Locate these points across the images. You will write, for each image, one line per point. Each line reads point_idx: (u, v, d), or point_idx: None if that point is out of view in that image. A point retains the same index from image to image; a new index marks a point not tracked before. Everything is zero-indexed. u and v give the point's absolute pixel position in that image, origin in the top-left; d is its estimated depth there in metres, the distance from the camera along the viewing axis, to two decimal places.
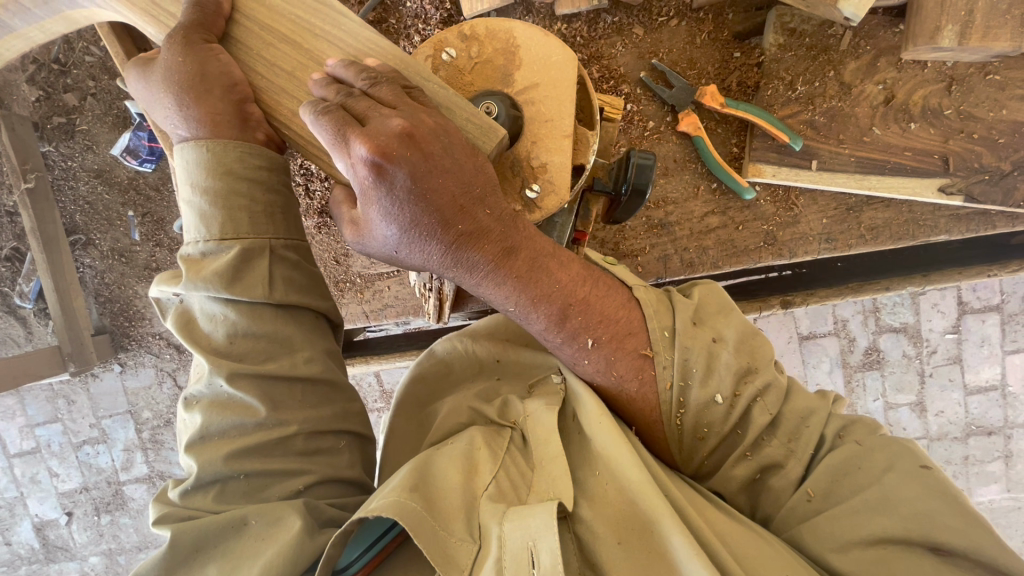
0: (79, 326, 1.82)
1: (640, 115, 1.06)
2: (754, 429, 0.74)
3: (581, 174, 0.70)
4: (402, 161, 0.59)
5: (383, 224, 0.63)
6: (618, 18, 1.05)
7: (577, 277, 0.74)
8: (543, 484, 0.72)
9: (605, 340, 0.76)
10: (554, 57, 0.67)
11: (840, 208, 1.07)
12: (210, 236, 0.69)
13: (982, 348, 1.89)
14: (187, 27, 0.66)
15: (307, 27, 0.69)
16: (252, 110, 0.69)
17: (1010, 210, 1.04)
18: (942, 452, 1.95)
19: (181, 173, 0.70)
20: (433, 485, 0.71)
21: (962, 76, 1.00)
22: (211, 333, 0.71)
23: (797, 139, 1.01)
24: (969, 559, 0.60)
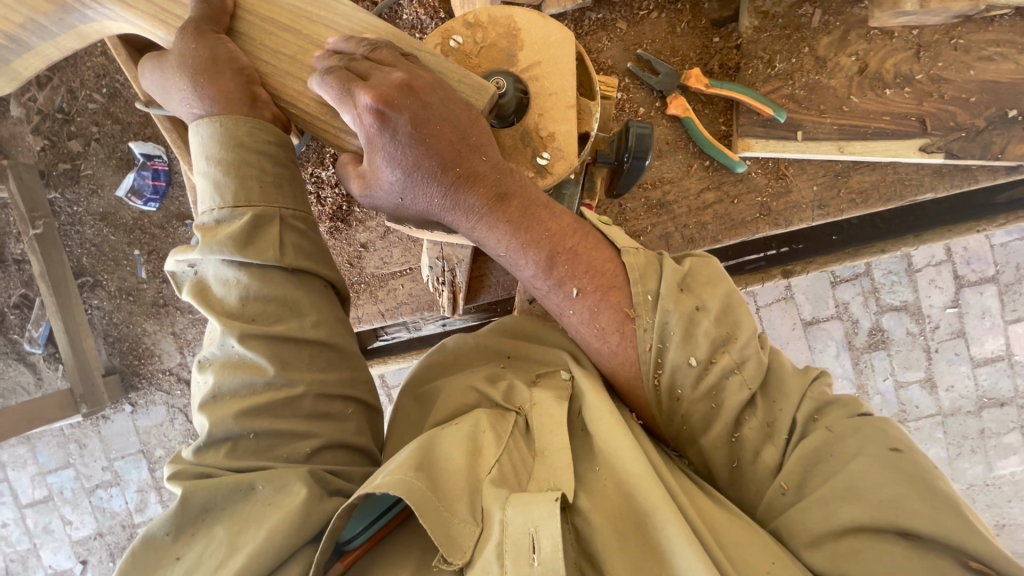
0: (89, 367, 1.84)
1: (630, 102, 1.12)
2: (734, 393, 0.73)
3: (586, 142, 0.75)
4: (403, 108, 0.65)
5: (388, 170, 0.69)
6: (601, 15, 1.12)
7: (566, 227, 0.76)
8: (542, 474, 0.74)
9: (590, 290, 0.77)
10: (553, 35, 0.72)
11: (828, 175, 1.12)
12: (225, 204, 0.73)
13: (983, 320, 1.95)
14: (197, 20, 0.71)
15: (304, 14, 0.74)
16: (261, 91, 0.74)
17: (990, 163, 1.09)
18: (958, 427, 1.98)
19: (197, 150, 0.74)
20: (437, 465, 0.73)
21: (928, 42, 1.07)
22: (224, 296, 0.74)
23: (780, 111, 1.07)
24: (943, 545, 0.58)
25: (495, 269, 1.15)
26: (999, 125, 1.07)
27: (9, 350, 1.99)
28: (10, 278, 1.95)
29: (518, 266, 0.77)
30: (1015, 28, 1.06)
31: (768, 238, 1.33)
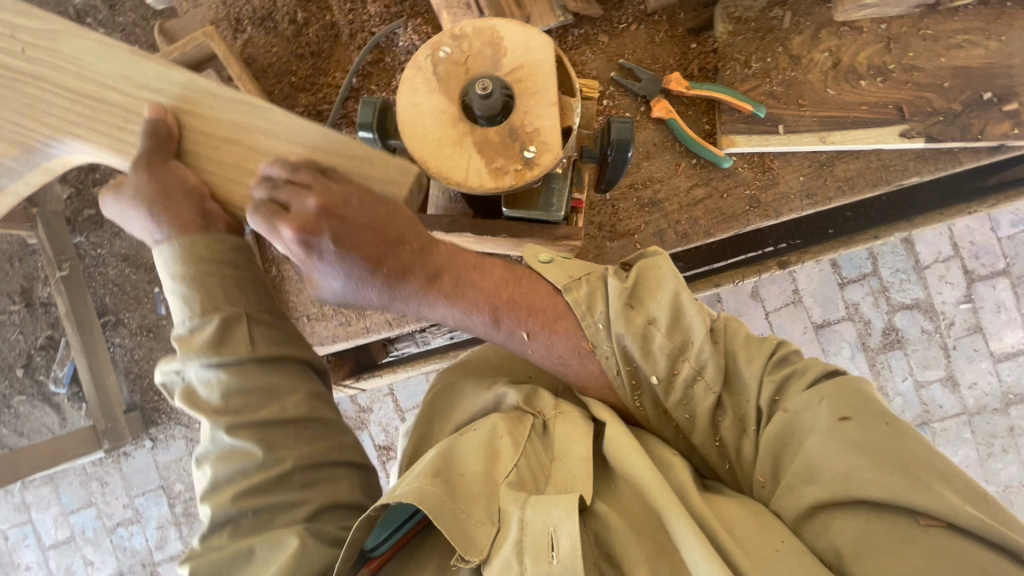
0: (112, 403, 1.92)
1: (617, 109, 1.18)
2: (700, 401, 0.76)
3: (570, 137, 0.77)
4: (324, 234, 0.72)
5: (329, 281, 0.78)
6: (584, 31, 1.19)
7: (498, 284, 0.80)
8: (562, 477, 0.75)
9: (539, 329, 0.79)
10: (535, 41, 0.75)
11: (813, 166, 1.16)
12: (193, 312, 0.81)
13: (999, 314, 2.10)
14: (145, 155, 0.76)
15: (242, 125, 0.78)
16: (212, 209, 0.80)
17: (971, 144, 1.12)
18: (988, 425, 2.10)
19: (164, 270, 0.82)
20: (456, 468, 0.76)
21: (897, 35, 1.13)
22: (209, 397, 0.82)
23: (760, 107, 1.12)
24: (896, 505, 0.61)
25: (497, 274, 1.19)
26: (976, 108, 1.11)
27: (35, 391, 2.05)
28: (37, 321, 2.01)
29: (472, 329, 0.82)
30: (979, 17, 1.12)
31: (765, 236, 1.37)
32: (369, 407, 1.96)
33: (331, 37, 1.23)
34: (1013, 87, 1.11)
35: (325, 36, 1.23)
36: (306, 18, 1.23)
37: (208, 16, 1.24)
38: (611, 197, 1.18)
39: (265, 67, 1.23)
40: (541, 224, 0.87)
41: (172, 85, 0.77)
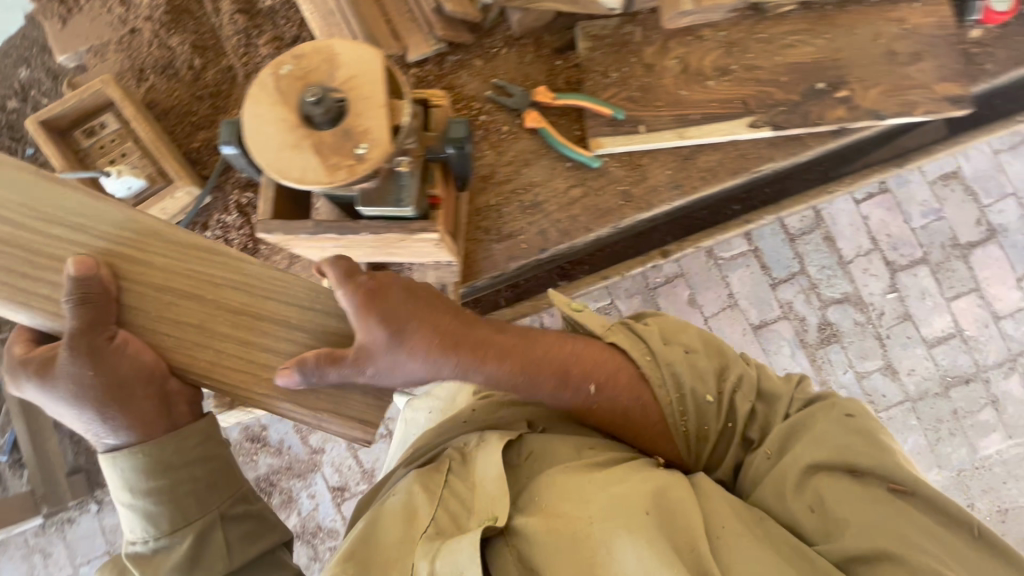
0: (54, 471, 1.96)
1: (494, 123, 1.29)
2: (741, 407, 0.97)
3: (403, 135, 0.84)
4: (396, 290, 0.89)
5: (377, 329, 0.85)
6: (459, 57, 1.30)
7: (553, 341, 0.97)
8: (482, 507, 0.90)
9: (602, 381, 0.96)
10: (365, 54, 0.84)
11: (677, 160, 1.26)
12: (161, 528, 0.88)
13: (926, 301, 2.51)
14: (86, 337, 0.84)
15: (206, 279, 0.93)
16: (165, 390, 0.90)
17: (814, 129, 1.23)
18: (931, 408, 2.46)
19: (117, 474, 0.87)
20: (378, 537, 0.89)
21: (737, 39, 1.25)
22: None
23: (618, 110, 1.24)
24: (876, 474, 0.82)
25: None
26: (813, 97, 1.23)
27: None
28: None
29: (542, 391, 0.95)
30: (805, 18, 1.25)
31: (660, 234, 1.47)
32: (322, 447, 2.01)
33: (229, 79, 1.31)
34: (843, 77, 1.23)
35: (223, 78, 1.32)
36: (203, 63, 1.32)
37: (114, 68, 1.33)
38: (496, 203, 1.27)
39: (168, 109, 1.31)
40: (397, 220, 0.94)
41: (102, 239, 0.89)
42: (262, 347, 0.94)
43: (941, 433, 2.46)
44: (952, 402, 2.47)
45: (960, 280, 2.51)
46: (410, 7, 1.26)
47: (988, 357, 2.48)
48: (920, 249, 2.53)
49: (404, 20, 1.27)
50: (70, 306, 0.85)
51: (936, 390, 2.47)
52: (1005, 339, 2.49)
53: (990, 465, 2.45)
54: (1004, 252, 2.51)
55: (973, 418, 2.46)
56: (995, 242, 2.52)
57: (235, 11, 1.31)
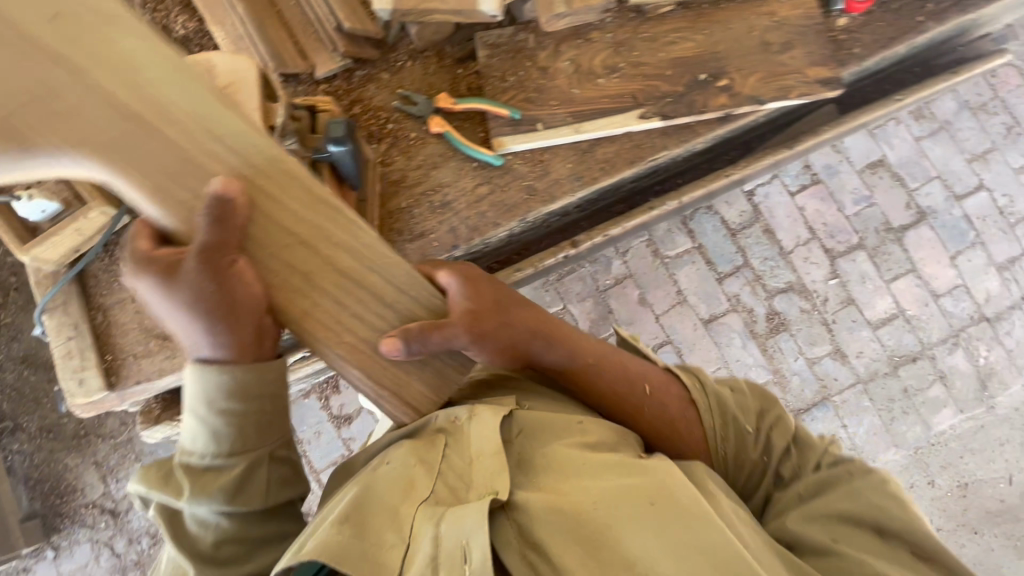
0: (10, 516, 2.06)
1: (403, 130, 1.35)
2: (776, 443, 1.08)
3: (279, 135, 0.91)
4: (492, 283, 1.04)
5: (462, 303, 0.97)
6: (366, 71, 1.38)
7: (616, 350, 1.14)
8: (480, 481, 0.86)
9: (656, 384, 1.11)
10: (240, 64, 0.91)
11: (577, 154, 1.33)
12: (214, 452, 0.88)
13: (867, 284, 2.59)
14: (212, 250, 0.83)
15: (323, 232, 0.90)
16: (268, 324, 0.89)
17: (700, 117, 1.31)
18: (882, 388, 2.51)
19: (199, 389, 0.87)
20: (372, 504, 0.83)
21: (623, 40, 1.34)
22: (199, 535, 0.88)
23: (515, 110, 1.31)
24: (902, 536, 0.87)
25: None
26: (696, 87, 1.31)
27: None
28: None
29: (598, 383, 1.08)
30: (684, 17, 1.35)
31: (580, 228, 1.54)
32: None
33: None
34: (723, 67, 1.32)
35: None
36: None
37: None
38: (407, 205, 1.32)
39: None
40: None
41: (242, 162, 0.85)
42: (353, 310, 0.92)
43: (894, 412, 2.50)
44: (901, 380, 2.52)
45: (897, 262, 2.60)
46: (315, 28, 1.33)
47: (931, 334, 2.55)
48: (855, 235, 2.62)
49: (311, 40, 1.34)
50: (208, 219, 0.83)
51: (885, 370, 2.52)
52: (946, 316, 2.56)
53: (944, 441, 2.49)
54: (936, 233, 2.61)
55: (924, 395, 2.50)
56: (926, 223, 2.62)
57: None
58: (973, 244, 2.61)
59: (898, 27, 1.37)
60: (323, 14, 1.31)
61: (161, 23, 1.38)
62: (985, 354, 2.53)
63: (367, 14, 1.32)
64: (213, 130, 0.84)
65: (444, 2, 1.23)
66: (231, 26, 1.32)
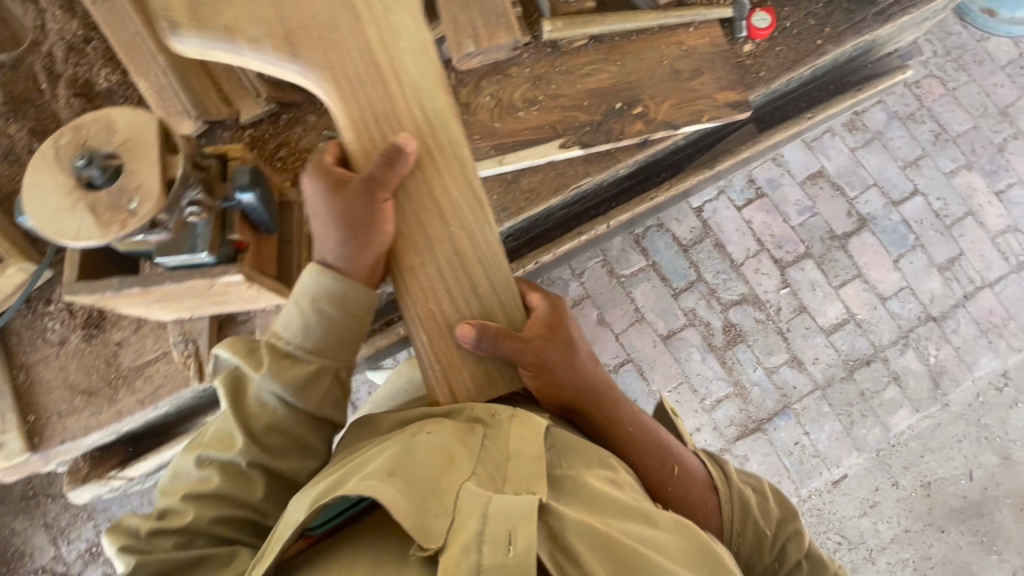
0: None
1: None
2: (792, 553, 1.19)
3: (179, 188, 0.89)
4: (571, 325, 1.06)
5: (545, 323, 0.99)
6: (292, 114, 1.40)
7: (654, 426, 1.17)
8: (517, 477, 0.85)
9: (680, 468, 1.15)
10: (140, 119, 0.90)
11: (503, 185, 1.36)
12: (303, 345, 0.95)
13: (817, 291, 2.66)
14: (377, 181, 0.90)
15: (457, 214, 0.95)
16: (382, 265, 0.95)
17: (618, 144, 1.36)
18: (839, 392, 2.55)
19: (306, 285, 0.94)
20: (413, 465, 0.81)
21: (540, 73, 1.39)
22: (256, 413, 0.96)
23: None
24: None
25: (241, 332, 1.27)
26: (612, 116, 1.36)
27: None
28: None
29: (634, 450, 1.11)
30: (597, 50, 1.40)
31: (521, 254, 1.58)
32: None
33: None
34: (637, 96, 1.38)
35: None
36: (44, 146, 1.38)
37: None
38: None
39: (11, 193, 1.36)
40: (196, 268, 0.98)
41: (422, 131, 0.95)
42: (471, 280, 0.95)
43: (854, 416, 2.53)
44: (858, 384, 2.56)
45: (843, 268, 2.68)
46: (237, 75, 1.35)
47: (882, 337, 2.61)
48: (802, 244, 2.70)
49: (235, 88, 1.36)
50: (391, 156, 0.91)
51: (842, 375, 2.57)
52: (894, 317, 2.64)
53: (904, 441, 2.54)
54: (878, 238, 2.71)
55: (880, 397, 2.55)
56: (868, 229, 2.71)
57: (71, 95, 1.38)
58: (913, 246, 2.70)
59: (799, 50, 1.45)
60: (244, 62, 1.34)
61: (84, 77, 1.40)
62: (934, 353, 2.60)
63: None
64: (417, 90, 0.95)
65: None
66: (154, 77, 1.35)
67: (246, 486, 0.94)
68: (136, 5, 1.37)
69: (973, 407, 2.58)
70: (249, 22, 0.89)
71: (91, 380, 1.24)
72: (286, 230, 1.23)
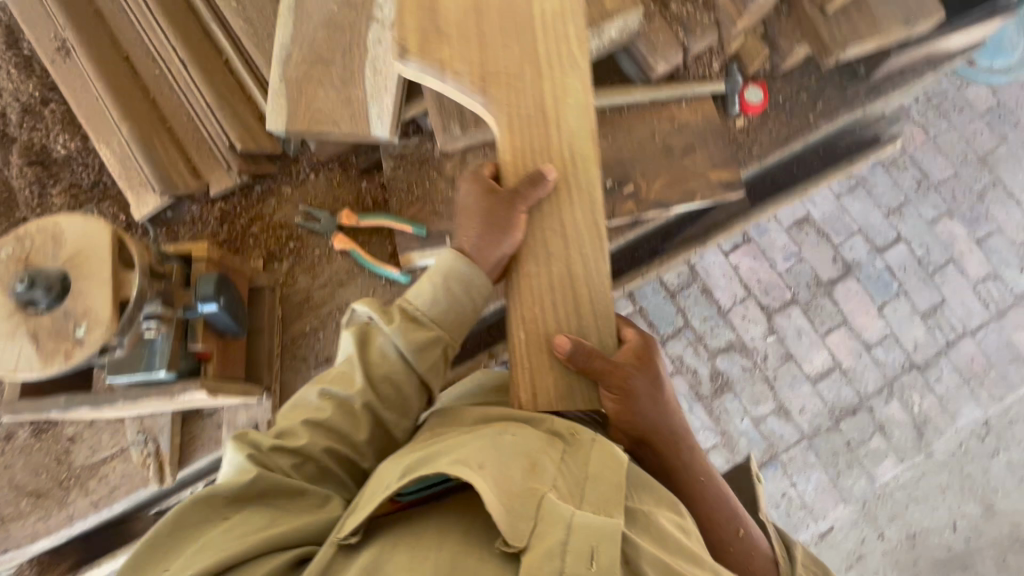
0: None
1: (306, 247, 1.30)
2: None
3: (134, 309, 0.82)
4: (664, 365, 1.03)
5: (636, 353, 0.98)
6: (266, 186, 1.32)
7: (729, 489, 1.08)
8: (593, 497, 0.80)
9: (747, 537, 1.04)
10: (91, 229, 0.82)
11: None
12: (429, 312, 0.98)
13: (804, 338, 2.65)
14: (522, 195, 0.97)
15: (571, 239, 1.00)
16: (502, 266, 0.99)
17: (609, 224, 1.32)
18: (825, 441, 2.55)
19: (439, 265, 0.99)
20: (503, 467, 0.77)
21: None
22: (375, 363, 0.97)
23: (418, 225, 1.26)
24: None
25: (206, 425, 1.18)
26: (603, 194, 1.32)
27: None
28: None
29: (699, 504, 1.04)
30: None
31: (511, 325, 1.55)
32: None
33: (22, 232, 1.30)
34: (628, 173, 1.33)
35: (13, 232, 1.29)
36: None
37: None
38: (311, 327, 1.27)
39: None
40: (152, 386, 0.90)
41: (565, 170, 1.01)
42: (580, 302, 0.99)
43: (841, 466, 2.53)
44: (844, 434, 2.56)
45: (829, 315, 2.68)
46: (209, 146, 1.28)
47: (868, 385, 2.61)
48: (789, 291, 2.68)
49: (205, 158, 1.29)
50: (538, 179, 0.98)
51: (828, 425, 2.56)
52: (879, 365, 2.64)
53: (890, 492, 2.53)
54: (862, 285, 2.71)
55: (866, 446, 2.55)
56: (852, 276, 2.72)
57: (24, 163, 1.30)
58: (897, 293, 2.72)
59: (793, 126, 1.42)
60: (215, 133, 1.26)
61: (41, 143, 1.31)
62: (918, 402, 2.61)
63: (263, 131, 1.27)
64: (572, 137, 1.02)
65: (336, 126, 1.15)
66: (119, 146, 1.27)
67: (353, 426, 0.94)
68: (98, 70, 1.28)
69: (956, 456, 2.58)
70: (459, 59, 1.01)
71: (40, 481, 1.15)
72: (255, 318, 1.19)
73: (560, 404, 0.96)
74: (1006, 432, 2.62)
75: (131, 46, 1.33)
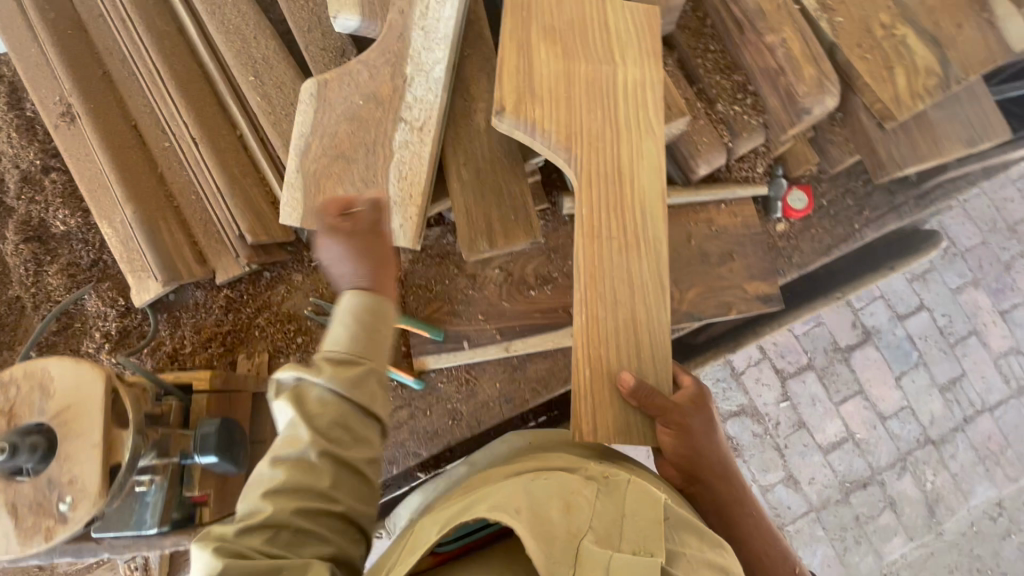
0: None
1: (314, 341, 1.22)
2: None
3: (125, 472, 0.74)
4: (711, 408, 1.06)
5: (691, 394, 1.01)
6: (276, 272, 1.24)
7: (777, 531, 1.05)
8: (634, 535, 0.67)
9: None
10: (83, 378, 0.74)
11: (507, 371, 1.24)
12: (351, 346, 0.80)
13: (817, 406, 2.57)
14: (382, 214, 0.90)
15: (636, 279, 0.99)
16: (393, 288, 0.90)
17: None
18: (833, 515, 2.48)
19: (343, 313, 0.82)
20: (533, 502, 0.67)
21: (557, 245, 1.24)
22: (314, 416, 0.76)
23: (437, 329, 1.20)
24: None
25: None
26: None
27: None
28: None
29: (749, 541, 0.99)
30: None
31: None
32: None
33: (18, 308, 1.27)
34: None
35: (10, 308, 1.27)
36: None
37: None
38: None
39: None
40: (141, 541, 0.84)
41: (634, 224, 1.00)
42: (641, 346, 0.98)
43: (848, 541, 2.48)
44: (853, 508, 2.50)
45: (844, 383, 2.58)
46: (217, 230, 1.20)
47: (880, 458, 2.53)
48: (805, 355, 2.59)
49: (213, 243, 1.21)
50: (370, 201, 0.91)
51: (837, 497, 2.50)
52: (894, 438, 2.56)
53: (896, 569, 2.48)
54: (881, 353, 2.59)
55: (874, 522, 2.49)
56: (871, 344, 2.60)
57: (20, 241, 1.23)
58: (916, 364, 2.59)
59: (836, 233, 1.34)
60: (225, 219, 1.18)
61: (39, 217, 1.25)
62: (931, 478, 2.53)
63: (275, 218, 1.19)
64: (643, 195, 1.01)
65: None
66: (122, 224, 1.20)
67: (319, 475, 0.75)
68: (103, 141, 1.20)
69: (966, 537, 2.52)
70: (548, 119, 1.01)
71: None
72: (260, 429, 1.10)
73: (617, 439, 0.95)
74: (1019, 514, 2.54)
75: (139, 114, 1.25)
